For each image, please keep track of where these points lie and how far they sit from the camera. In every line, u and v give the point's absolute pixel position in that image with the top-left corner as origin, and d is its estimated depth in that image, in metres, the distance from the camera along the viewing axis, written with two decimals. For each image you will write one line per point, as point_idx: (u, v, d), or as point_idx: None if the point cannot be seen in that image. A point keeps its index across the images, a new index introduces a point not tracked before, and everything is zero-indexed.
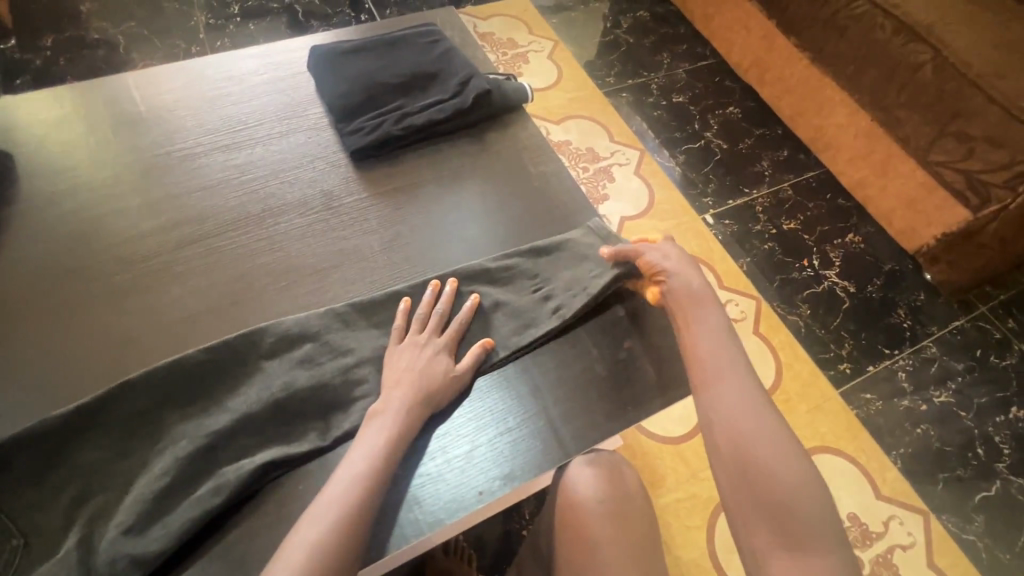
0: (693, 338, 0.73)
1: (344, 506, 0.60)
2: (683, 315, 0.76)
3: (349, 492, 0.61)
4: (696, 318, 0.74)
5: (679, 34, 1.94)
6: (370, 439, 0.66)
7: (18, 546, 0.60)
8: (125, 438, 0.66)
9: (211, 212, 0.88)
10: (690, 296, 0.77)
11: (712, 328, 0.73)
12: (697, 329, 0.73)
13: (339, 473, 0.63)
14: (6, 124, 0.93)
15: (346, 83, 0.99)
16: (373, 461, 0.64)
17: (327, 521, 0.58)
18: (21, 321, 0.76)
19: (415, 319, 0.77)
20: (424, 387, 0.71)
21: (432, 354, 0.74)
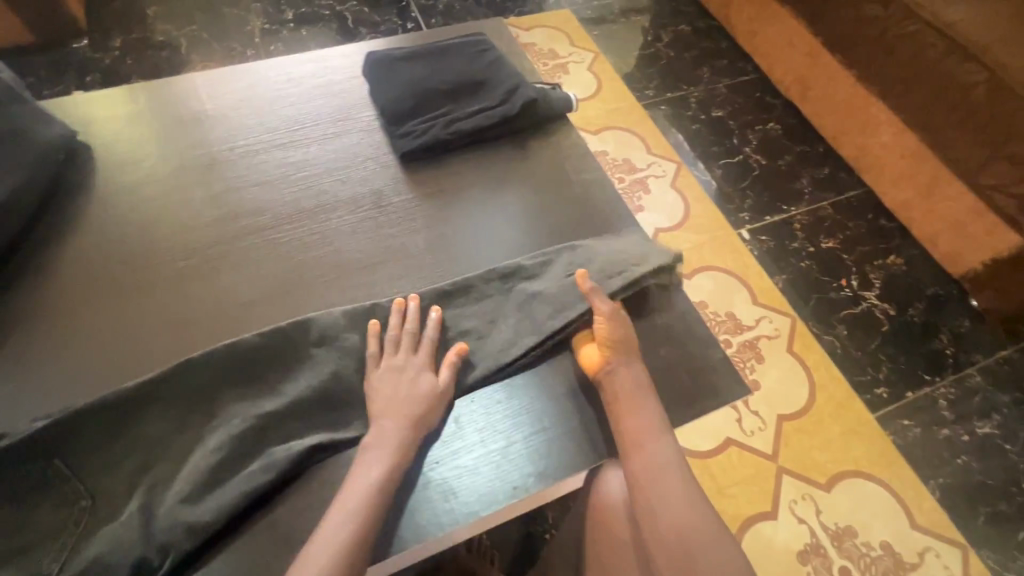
0: (637, 437, 0.71)
1: (355, 520, 0.63)
2: (622, 408, 0.74)
3: (362, 506, 0.64)
4: (639, 412, 0.73)
5: (721, 49, 1.94)
6: (382, 450, 0.68)
7: (86, 507, 0.64)
8: (183, 413, 0.70)
9: (267, 206, 0.93)
10: (626, 384, 0.75)
11: (653, 422, 0.73)
12: (643, 425, 0.72)
13: (349, 486, 0.66)
14: (87, 117, 1.01)
15: (397, 88, 1.03)
16: (384, 474, 0.66)
17: (343, 534, 0.62)
18: (94, 300, 0.82)
19: (386, 343, 0.77)
20: (413, 408, 0.72)
21: (412, 374, 0.74)
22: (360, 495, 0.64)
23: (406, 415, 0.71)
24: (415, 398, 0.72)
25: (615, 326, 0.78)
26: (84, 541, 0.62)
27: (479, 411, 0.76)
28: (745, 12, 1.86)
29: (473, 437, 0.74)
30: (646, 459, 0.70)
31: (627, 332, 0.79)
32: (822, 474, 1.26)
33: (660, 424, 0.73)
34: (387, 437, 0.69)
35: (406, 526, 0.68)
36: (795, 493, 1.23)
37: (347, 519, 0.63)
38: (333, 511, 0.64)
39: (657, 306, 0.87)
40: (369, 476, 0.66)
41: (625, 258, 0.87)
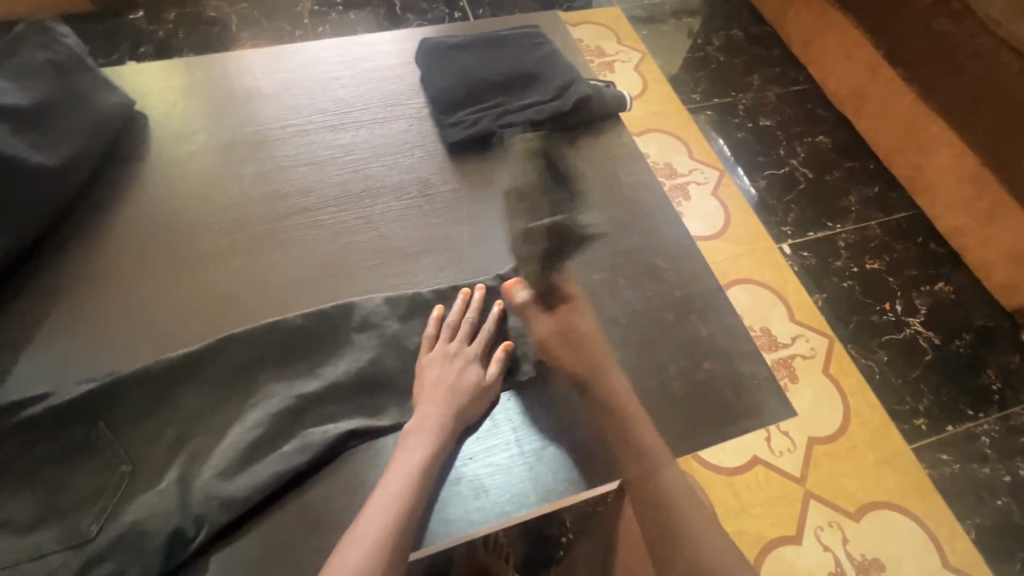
0: (639, 466, 0.71)
1: (395, 508, 0.62)
2: (622, 435, 0.73)
3: (402, 496, 0.63)
4: (643, 439, 0.72)
5: (773, 57, 1.88)
6: (421, 441, 0.67)
7: (126, 472, 0.65)
8: (224, 387, 0.71)
9: (314, 187, 0.93)
10: (619, 404, 0.75)
11: (656, 449, 0.72)
12: (646, 453, 0.71)
13: (387, 481, 0.64)
14: (144, 88, 1.02)
15: (451, 77, 1.01)
16: (422, 466, 0.65)
17: (381, 523, 0.60)
18: (143, 268, 0.83)
19: (443, 330, 0.76)
20: (460, 397, 0.71)
21: (458, 362, 0.73)
22: (399, 485, 0.63)
23: (448, 407, 0.70)
24: (462, 388, 0.72)
25: (575, 351, 0.78)
26: (121, 506, 0.63)
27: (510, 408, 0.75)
28: (802, 19, 1.79)
29: (504, 438, 0.73)
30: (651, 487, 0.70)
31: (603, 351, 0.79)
32: (852, 502, 1.21)
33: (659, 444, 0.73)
34: (426, 429, 0.68)
35: (436, 523, 0.67)
36: (822, 520, 1.19)
37: (386, 508, 0.61)
38: (372, 505, 0.62)
39: (701, 317, 0.85)
40: (409, 466, 0.65)
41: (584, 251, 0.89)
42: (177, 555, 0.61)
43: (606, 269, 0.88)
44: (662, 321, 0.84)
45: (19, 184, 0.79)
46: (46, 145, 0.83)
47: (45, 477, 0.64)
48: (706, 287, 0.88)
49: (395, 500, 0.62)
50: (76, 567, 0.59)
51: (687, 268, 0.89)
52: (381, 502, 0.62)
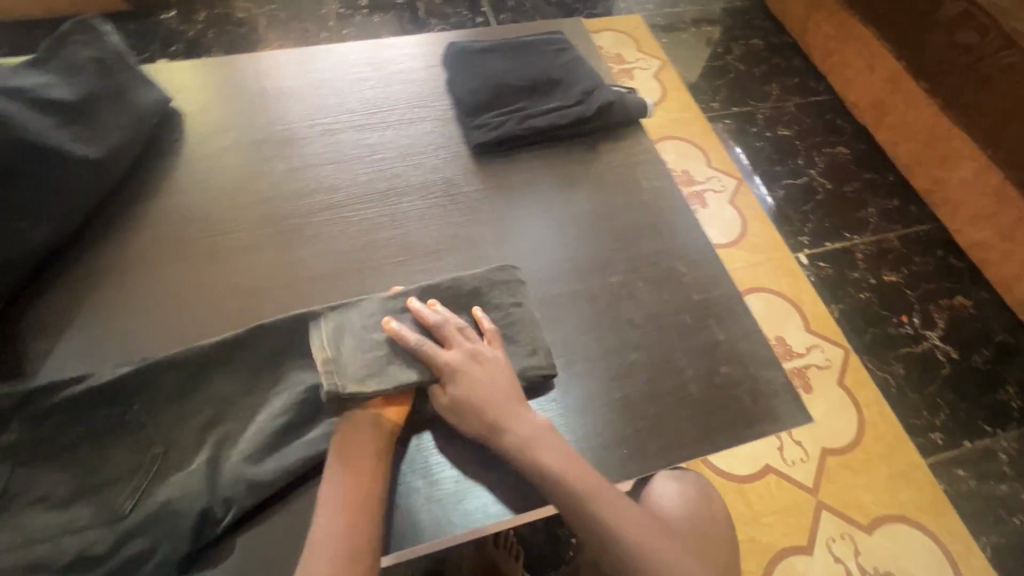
0: (573, 505, 0.65)
1: (354, 516, 0.62)
2: (543, 468, 0.66)
3: (359, 501, 0.63)
4: (570, 473, 0.66)
5: (793, 67, 1.89)
6: (358, 450, 0.66)
7: (158, 454, 0.68)
8: (252, 375, 0.73)
9: (341, 185, 0.95)
10: (511, 422, 0.68)
11: (588, 476, 0.66)
12: (576, 487, 0.65)
13: (325, 496, 0.64)
14: (181, 85, 1.06)
15: (476, 80, 1.03)
16: (371, 469, 0.66)
17: (339, 532, 0.61)
18: (177, 259, 0.85)
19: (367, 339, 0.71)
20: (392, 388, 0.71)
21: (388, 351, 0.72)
22: (353, 495, 0.63)
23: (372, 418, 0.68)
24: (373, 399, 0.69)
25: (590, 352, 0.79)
26: (154, 486, 0.65)
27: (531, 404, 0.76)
28: (823, 30, 1.80)
29: None
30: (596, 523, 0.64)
31: (507, 402, 0.70)
32: (864, 515, 1.21)
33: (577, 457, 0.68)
34: (359, 434, 0.67)
35: (455, 514, 0.69)
36: (834, 531, 1.19)
37: (341, 515, 0.62)
38: (321, 516, 0.62)
39: (719, 322, 0.86)
40: (354, 476, 0.65)
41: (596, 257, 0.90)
42: (206, 534, 0.63)
43: (626, 272, 0.89)
44: (680, 325, 0.85)
45: (61, 174, 0.82)
46: (89, 138, 0.86)
47: (81, 455, 0.66)
48: (725, 292, 0.89)
49: (353, 506, 0.63)
50: (110, 542, 0.61)
51: (705, 273, 0.90)
52: (331, 515, 0.62)
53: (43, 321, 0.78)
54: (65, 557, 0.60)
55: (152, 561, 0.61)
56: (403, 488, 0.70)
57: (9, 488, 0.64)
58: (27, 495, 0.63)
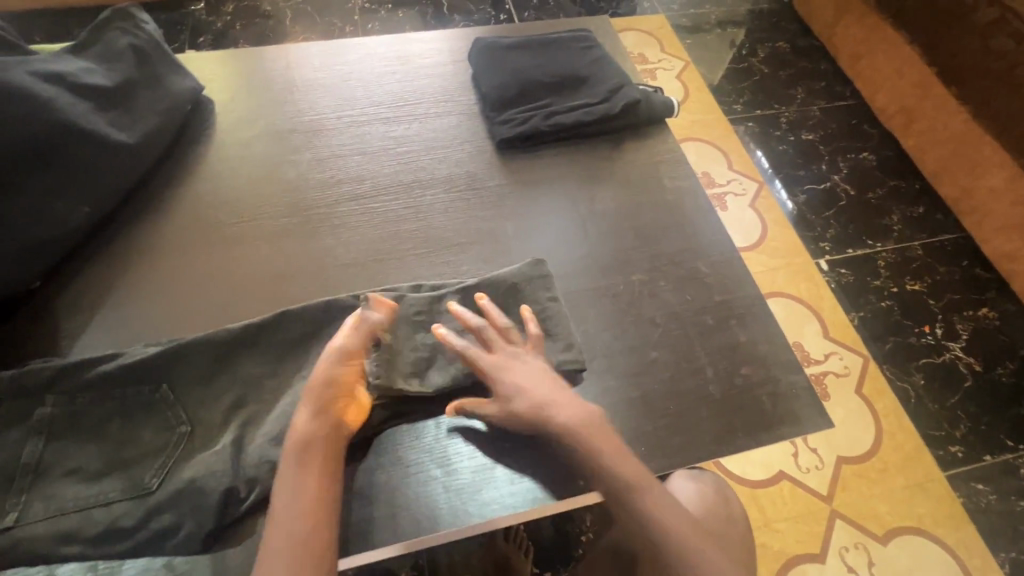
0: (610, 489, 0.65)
1: (312, 521, 0.59)
2: (587, 453, 0.66)
3: (321, 501, 0.60)
4: (609, 461, 0.66)
5: (819, 71, 1.86)
6: (308, 452, 0.63)
7: (184, 432, 0.69)
8: (278, 359, 0.74)
9: (366, 176, 0.96)
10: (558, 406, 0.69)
11: (614, 452, 0.67)
12: (614, 475, 0.65)
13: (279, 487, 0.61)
14: (212, 75, 1.07)
15: (503, 75, 1.03)
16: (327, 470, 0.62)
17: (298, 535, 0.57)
18: (204, 244, 0.87)
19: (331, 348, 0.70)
20: (321, 390, 0.66)
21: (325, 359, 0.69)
22: (315, 498, 0.60)
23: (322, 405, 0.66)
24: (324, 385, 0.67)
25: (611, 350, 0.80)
26: (180, 463, 0.67)
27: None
28: (852, 34, 1.77)
29: None
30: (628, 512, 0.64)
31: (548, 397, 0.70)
32: (880, 525, 1.19)
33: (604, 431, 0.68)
34: (308, 433, 0.64)
35: (471, 506, 0.69)
36: (848, 539, 1.17)
37: (300, 517, 0.58)
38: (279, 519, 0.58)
39: (741, 324, 0.85)
40: (309, 481, 0.61)
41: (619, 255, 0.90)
42: (230, 512, 0.65)
43: (647, 270, 0.89)
44: (701, 325, 0.85)
45: (99, 157, 0.84)
46: (125, 124, 0.88)
47: (110, 431, 0.68)
48: (747, 294, 0.88)
49: (313, 508, 0.59)
50: (139, 516, 0.63)
51: (727, 274, 0.90)
52: (286, 517, 0.58)
53: (77, 300, 0.81)
54: (96, 528, 0.62)
55: (179, 535, 0.63)
56: (421, 477, 0.71)
57: (42, 459, 0.66)
58: (58, 468, 0.65)
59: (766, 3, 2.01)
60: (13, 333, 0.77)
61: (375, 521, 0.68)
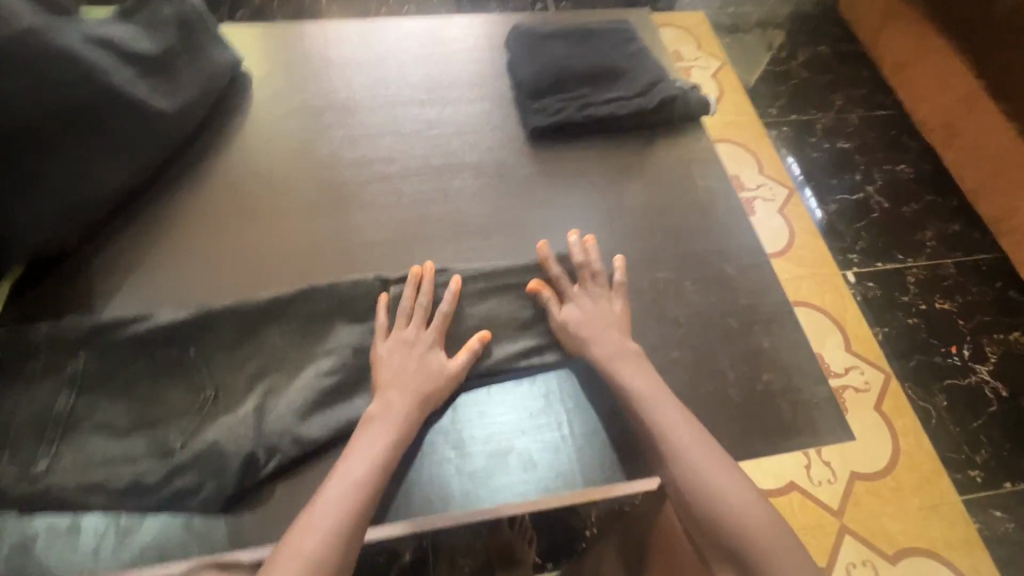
0: (678, 470, 0.65)
1: (356, 506, 0.60)
2: (659, 437, 0.68)
3: (364, 482, 0.62)
4: (680, 441, 0.67)
5: (860, 77, 1.81)
6: (378, 434, 0.66)
7: (209, 397, 0.70)
8: (302, 331, 0.75)
9: (398, 156, 0.96)
10: (644, 382, 0.72)
11: (676, 417, 0.69)
12: (687, 454, 0.66)
13: (342, 466, 0.63)
14: (251, 47, 1.09)
15: (539, 64, 1.03)
16: (386, 455, 0.64)
17: (340, 510, 0.59)
18: (236, 216, 0.88)
19: (397, 316, 0.75)
20: (423, 383, 0.70)
21: (423, 351, 0.72)
22: (349, 493, 0.61)
23: (413, 392, 0.69)
24: (410, 377, 0.70)
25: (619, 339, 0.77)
26: (204, 425, 0.68)
27: (556, 389, 0.77)
28: (898, 41, 1.72)
29: (551, 419, 0.75)
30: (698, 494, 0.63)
31: (605, 331, 0.76)
32: (890, 544, 1.17)
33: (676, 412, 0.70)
34: (392, 413, 0.67)
35: (483, 490, 0.70)
36: (856, 556, 1.15)
37: (347, 492, 0.61)
38: (330, 487, 0.61)
39: (765, 330, 0.84)
40: (364, 461, 0.63)
41: (646, 251, 0.89)
42: (250, 477, 0.66)
43: (674, 269, 0.88)
44: (725, 327, 0.84)
45: (141, 124, 0.85)
46: (167, 92, 0.90)
47: (139, 390, 0.70)
48: (774, 300, 0.87)
49: (356, 485, 0.61)
50: (161, 474, 0.64)
51: (755, 278, 0.89)
52: (331, 500, 0.60)
53: (111, 262, 0.82)
54: (122, 482, 0.64)
55: (200, 494, 0.64)
56: (435, 457, 0.71)
57: (75, 412, 0.68)
58: (89, 421, 0.67)
59: (809, 6, 1.95)
60: (51, 290, 0.79)
61: (395, 495, 0.69)
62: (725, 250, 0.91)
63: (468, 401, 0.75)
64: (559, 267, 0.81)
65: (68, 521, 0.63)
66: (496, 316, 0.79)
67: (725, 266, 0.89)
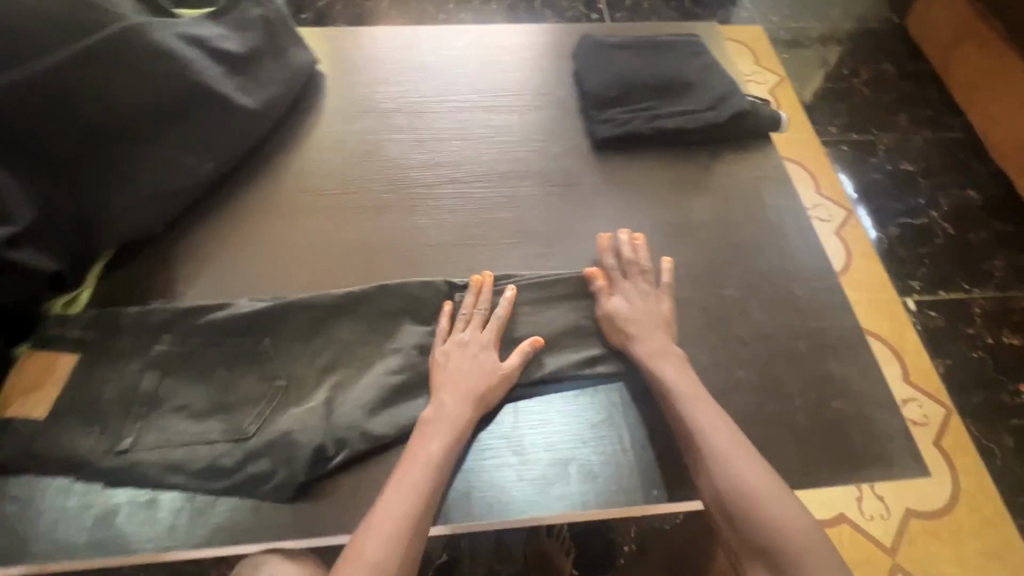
0: (728, 492, 0.63)
1: (416, 510, 0.61)
2: (709, 459, 0.65)
3: (420, 488, 0.63)
4: (731, 464, 0.64)
5: (929, 97, 1.74)
6: (437, 435, 0.67)
7: (281, 386, 0.72)
8: (371, 328, 0.77)
9: (465, 160, 0.98)
10: (692, 401, 0.69)
11: (723, 438, 0.66)
12: (739, 478, 0.63)
13: (399, 472, 0.64)
14: (326, 49, 1.12)
15: (608, 74, 1.03)
16: (439, 461, 0.65)
17: (398, 518, 0.60)
18: (309, 213, 0.91)
19: (456, 320, 0.76)
20: (478, 385, 0.71)
21: (477, 351, 0.73)
22: (408, 497, 0.62)
23: (466, 395, 0.70)
24: (466, 384, 0.71)
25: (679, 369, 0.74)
26: (276, 414, 0.70)
27: (617, 402, 0.76)
28: (971, 60, 1.66)
29: (613, 432, 0.74)
30: (751, 517, 0.61)
31: (651, 329, 0.76)
32: None
33: (724, 430, 0.67)
34: (446, 416, 0.68)
35: (542, 498, 0.70)
36: None
37: (406, 497, 0.62)
38: (390, 491, 0.62)
39: (833, 356, 0.81)
40: (423, 462, 0.65)
41: (709, 268, 0.88)
42: (319, 467, 0.67)
43: (739, 287, 0.86)
44: (793, 350, 0.81)
45: (226, 120, 0.89)
46: (251, 90, 0.94)
47: (216, 376, 0.72)
48: (843, 325, 0.84)
49: (414, 491, 0.62)
50: (237, 458, 0.67)
51: (825, 301, 0.86)
52: (392, 506, 0.61)
53: (191, 251, 0.86)
54: (199, 464, 0.67)
55: (272, 481, 0.66)
56: (497, 461, 0.71)
57: (157, 391, 0.71)
58: (170, 402, 0.70)
59: (875, 23, 1.90)
60: (136, 273, 0.83)
61: (454, 498, 0.69)
62: (794, 271, 0.89)
63: (530, 408, 0.75)
64: (613, 259, 0.83)
65: (149, 495, 0.66)
66: (556, 323, 0.79)
67: (791, 287, 0.87)
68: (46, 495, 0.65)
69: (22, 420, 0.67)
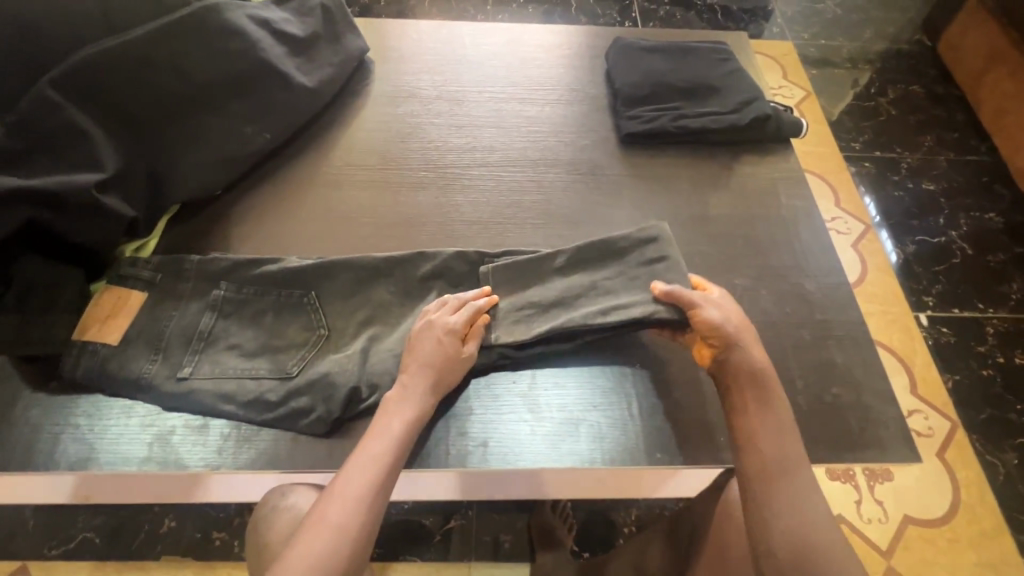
0: (781, 508, 0.63)
1: (379, 478, 0.65)
2: (776, 467, 0.65)
3: (382, 457, 0.66)
4: (795, 478, 0.65)
5: (955, 120, 1.77)
6: (402, 406, 0.70)
7: (323, 334, 0.80)
8: (406, 291, 0.84)
9: (499, 146, 1.05)
10: (774, 414, 0.69)
11: (790, 452, 0.67)
12: (801, 495, 0.64)
13: (366, 442, 0.68)
14: (376, 38, 1.20)
15: (638, 75, 1.09)
16: (404, 432, 0.68)
17: (361, 482, 0.64)
18: (353, 186, 0.99)
19: (434, 303, 0.78)
20: (445, 368, 0.73)
21: (448, 335, 0.74)
22: (371, 463, 0.65)
23: (441, 368, 0.73)
24: (437, 361, 0.73)
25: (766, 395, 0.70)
26: (318, 359, 0.77)
27: (628, 376, 0.82)
28: (1001, 86, 1.68)
29: (622, 399, 0.80)
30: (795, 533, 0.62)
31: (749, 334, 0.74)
32: None
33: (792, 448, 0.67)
34: (409, 395, 0.71)
35: (549, 456, 0.76)
36: None
37: (369, 468, 0.65)
38: (354, 459, 0.66)
39: (837, 347, 0.86)
40: (388, 432, 0.68)
41: (723, 260, 0.93)
42: (353, 407, 0.74)
43: (751, 278, 0.91)
44: (798, 339, 0.86)
45: (285, 95, 0.98)
46: (308, 70, 1.02)
47: (265, 321, 0.80)
48: (849, 320, 0.89)
49: (376, 459, 0.66)
50: (281, 394, 0.74)
51: (833, 297, 0.91)
52: (358, 471, 0.65)
53: (245, 212, 0.94)
54: (247, 395, 0.74)
55: (311, 417, 0.73)
56: (512, 417, 0.78)
57: (213, 331, 0.79)
58: (224, 341, 0.78)
59: (906, 45, 1.93)
60: (196, 229, 0.92)
61: (471, 449, 0.75)
62: (804, 269, 0.93)
63: (545, 373, 0.81)
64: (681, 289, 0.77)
65: (201, 420, 0.75)
66: (575, 288, 0.83)
67: (800, 282, 0.92)
68: (114, 414, 0.74)
69: (95, 344, 0.75)
